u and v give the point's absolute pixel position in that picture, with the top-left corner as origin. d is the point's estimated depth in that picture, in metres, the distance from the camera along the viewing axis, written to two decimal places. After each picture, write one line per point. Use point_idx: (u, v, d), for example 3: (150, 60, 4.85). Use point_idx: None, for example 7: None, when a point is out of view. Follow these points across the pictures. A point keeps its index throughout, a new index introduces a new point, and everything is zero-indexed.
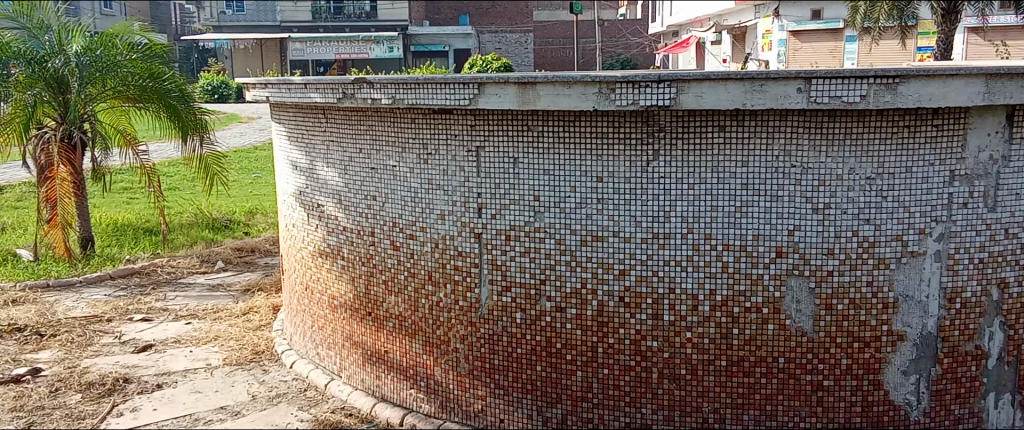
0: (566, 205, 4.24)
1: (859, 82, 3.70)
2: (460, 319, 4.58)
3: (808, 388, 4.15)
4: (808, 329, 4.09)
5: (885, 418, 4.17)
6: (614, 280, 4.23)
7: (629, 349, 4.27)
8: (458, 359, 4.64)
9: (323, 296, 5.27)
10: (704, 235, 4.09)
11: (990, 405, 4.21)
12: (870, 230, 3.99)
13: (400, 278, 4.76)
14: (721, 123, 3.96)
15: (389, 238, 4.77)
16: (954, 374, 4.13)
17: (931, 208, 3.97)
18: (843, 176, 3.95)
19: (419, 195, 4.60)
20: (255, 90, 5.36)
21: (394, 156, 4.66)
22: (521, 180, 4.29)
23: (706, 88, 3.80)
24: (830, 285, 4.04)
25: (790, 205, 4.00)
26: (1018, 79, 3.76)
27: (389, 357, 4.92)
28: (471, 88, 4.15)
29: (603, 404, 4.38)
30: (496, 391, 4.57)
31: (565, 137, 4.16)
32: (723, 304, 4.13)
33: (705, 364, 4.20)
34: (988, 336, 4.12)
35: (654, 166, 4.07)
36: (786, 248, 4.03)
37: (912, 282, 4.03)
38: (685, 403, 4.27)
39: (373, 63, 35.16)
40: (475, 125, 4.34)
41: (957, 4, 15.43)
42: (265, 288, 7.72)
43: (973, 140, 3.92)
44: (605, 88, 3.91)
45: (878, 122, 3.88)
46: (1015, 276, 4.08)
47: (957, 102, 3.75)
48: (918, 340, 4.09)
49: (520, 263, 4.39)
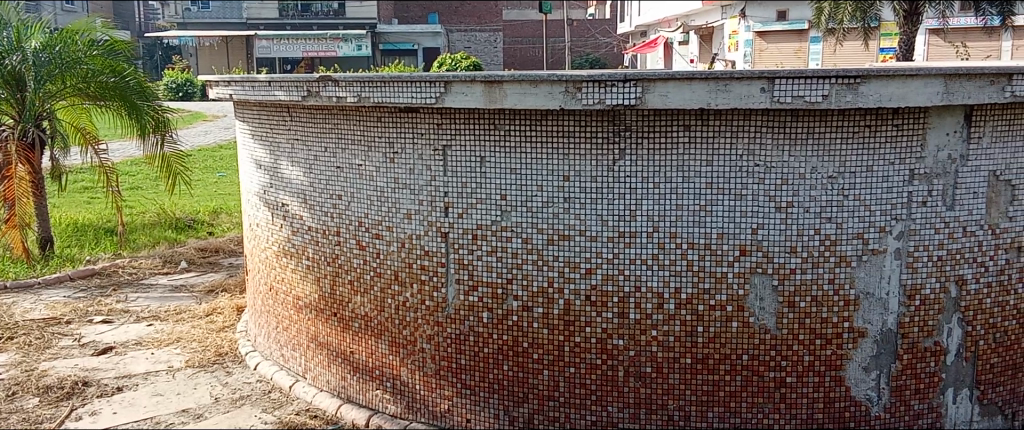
0: (533, 204, 4.23)
1: (820, 82, 3.75)
2: (427, 319, 4.56)
3: (771, 385, 4.19)
4: (771, 326, 4.13)
5: (846, 414, 4.22)
6: (581, 279, 4.23)
7: (596, 347, 4.28)
8: (424, 360, 4.61)
9: (288, 296, 5.21)
10: (669, 234, 4.10)
11: (949, 400, 4.28)
12: (831, 228, 4.04)
13: (366, 277, 4.72)
14: (687, 123, 3.98)
15: (354, 237, 4.72)
16: (913, 370, 4.20)
17: (892, 207, 4.03)
18: (805, 175, 3.99)
19: (385, 195, 4.56)
20: (218, 87, 5.29)
21: (360, 155, 4.61)
22: (488, 179, 4.28)
23: (671, 88, 3.82)
24: (792, 282, 4.08)
25: (753, 204, 4.03)
26: (975, 79, 3.82)
27: (355, 357, 4.88)
28: (437, 87, 4.12)
29: (569, 403, 4.37)
30: (462, 391, 4.55)
31: (532, 136, 4.15)
32: (688, 302, 4.15)
33: (670, 362, 4.22)
34: (947, 332, 4.19)
35: (620, 165, 4.08)
36: (750, 247, 4.07)
37: (873, 279, 4.09)
38: (650, 401, 4.27)
39: (341, 61, 34.88)
40: (441, 124, 4.31)
41: (919, 6, 15.73)
42: (229, 289, 7.62)
43: (933, 140, 3.98)
44: (571, 87, 3.91)
45: (839, 121, 3.93)
46: (972, 273, 4.15)
47: (916, 102, 3.80)
48: (878, 337, 4.15)
49: (486, 263, 4.37)
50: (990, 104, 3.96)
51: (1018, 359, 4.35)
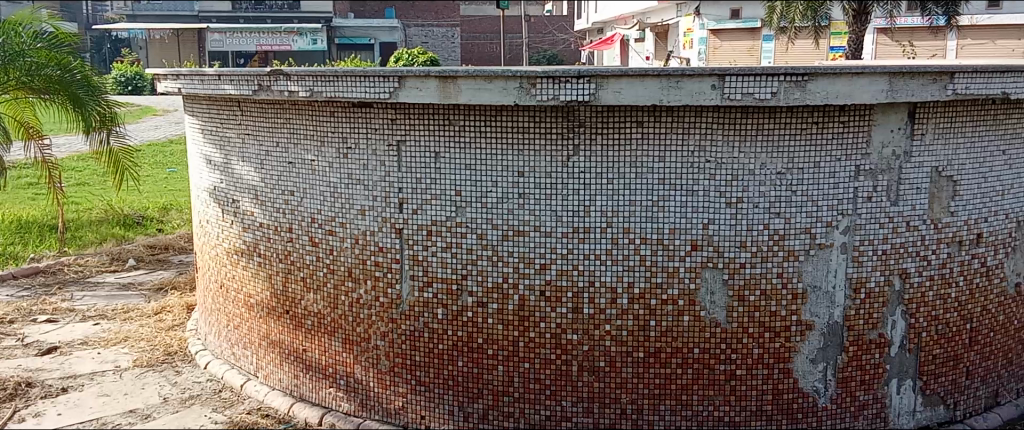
0: (487, 200, 4.23)
1: (770, 80, 3.81)
2: (381, 315, 4.52)
3: (722, 378, 4.25)
4: (721, 320, 4.19)
5: (795, 405, 4.30)
6: (535, 274, 4.24)
7: (550, 342, 4.29)
8: (378, 357, 4.58)
9: (239, 294, 5.13)
10: (623, 229, 4.14)
11: (893, 391, 4.38)
12: (780, 223, 4.11)
13: (318, 274, 4.67)
14: (640, 119, 4.01)
15: (307, 234, 4.67)
16: (859, 361, 4.29)
17: (838, 202, 4.11)
18: (755, 171, 4.06)
19: (338, 191, 4.51)
20: (166, 81, 5.18)
21: (312, 150, 4.55)
22: (443, 175, 4.26)
23: (624, 84, 3.84)
24: (742, 276, 4.14)
25: (705, 199, 4.09)
26: (919, 77, 3.91)
27: (307, 355, 4.82)
28: (391, 82, 4.08)
29: (524, 398, 4.38)
30: (417, 387, 4.52)
31: (486, 132, 4.14)
32: (641, 296, 4.18)
33: (624, 356, 4.25)
34: (891, 324, 4.29)
35: (574, 161, 4.10)
36: (701, 242, 4.12)
37: (820, 273, 4.17)
38: (604, 395, 4.31)
39: (296, 55, 34.38)
40: (396, 119, 4.28)
41: (867, 5, 16.05)
42: (179, 287, 7.47)
43: (877, 136, 4.08)
44: (525, 83, 3.91)
45: (787, 118, 4.00)
46: (915, 267, 4.26)
47: (862, 99, 3.89)
48: (825, 329, 4.23)
49: (441, 258, 4.36)
50: (933, 102, 4.06)
51: (960, 350, 4.46)
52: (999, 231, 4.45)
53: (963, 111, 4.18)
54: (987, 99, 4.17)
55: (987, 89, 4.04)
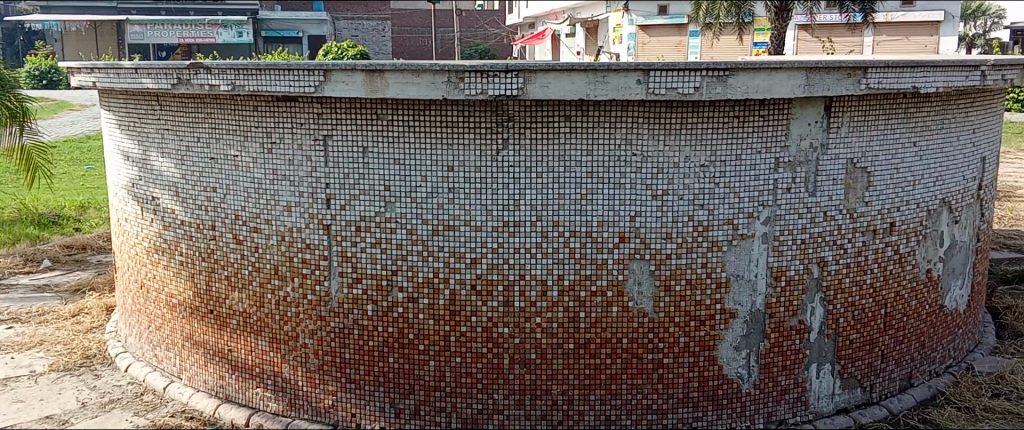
0: (417, 195, 4.20)
1: (692, 74, 3.89)
2: (309, 313, 4.45)
3: (650, 366, 4.32)
4: (649, 310, 4.26)
5: (719, 391, 4.40)
6: (466, 269, 4.24)
7: (481, 336, 4.29)
8: (307, 355, 4.50)
9: (160, 294, 4.98)
10: (553, 222, 4.17)
11: (813, 375, 4.53)
12: (703, 214, 4.21)
13: (243, 273, 4.57)
14: (568, 113, 4.05)
15: (231, 231, 4.56)
16: (780, 347, 4.43)
17: (759, 193, 4.23)
18: (679, 164, 4.14)
19: (263, 186, 4.42)
20: (79, 75, 4.98)
21: (235, 145, 4.45)
22: (371, 170, 4.21)
23: (552, 79, 3.86)
24: (668, 267, 4.23)
25: (631, 192, 4.15)
26: (834, 72, 4.05)
27: (233, 356, 4.72)
28: (316, 75, 4.00)
29: (455, 393, 4.37)
30: (347, 385, 4.47)
31: (414, 126, 4.12)
32: (571, 289, 4.23)
33: (554, 348, 4.29)
34: (810, 311, 4.44)
35: (503, 155, 4.11)
36: (629, 234, 4.19)
37: (742, 262, 4.29)
38: (535, 386, 4.33)
39: (221, 49, 33.55)
40: (322, 113, 4.20)
41: (789, 3, 16.57)
42: (98, 288, 7.21)
43: (796, 129, 4.21)
44: (453, 77, 3.90)
45: (709, 112, 4.09)
46: (832, 255, 4.41)
47: (780, 94, 4.01)
48: (747, 317, 4.36)
49: (370, 254, 4.31)
50: (848, 96, 4.21)
51: (875, 335, 4.64)
52: (911, 219, 4.64)
53: (877, 105, 4.34)
54: (899, 93, 4.33)
55: (899, 83, 4.19)
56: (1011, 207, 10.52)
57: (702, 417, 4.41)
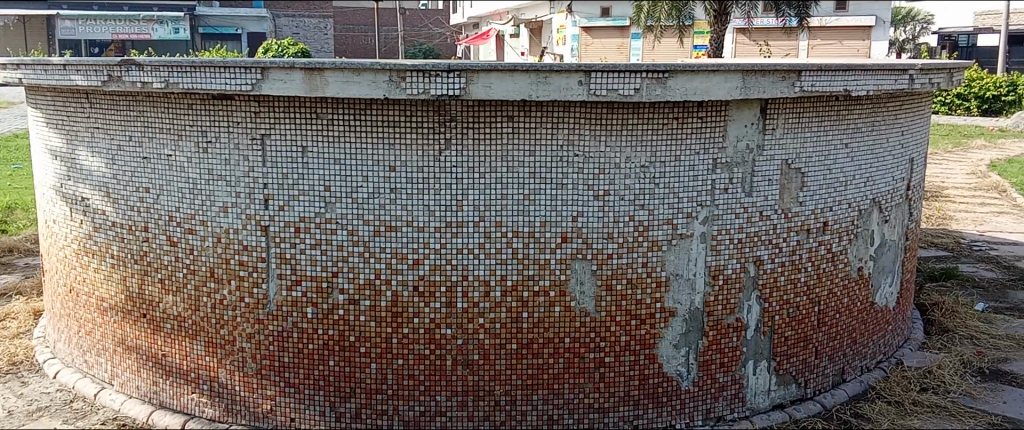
0: (358, 196, 4.15)
1: (633, 76, 3.93)
2: (246, 317, 4.37)
3: (591, 365, 4.36)
4: (591, 310, 4.30)
5: (659, 389, 4.46)
6: (408, 270, 4.20)
7: (424, 338, 4.27)
8: (244, 359, 4.42)
9: (90, 298, 4.83)
10: (495, 222, 4.17)
11: (750, 372, 4.63)
12: (644, 214, 4.26)
13: (178, 275, 4.46)
14: (510, 114, 4.05)
15: (165, 233, 4.44)
16: (718, 345, 4.52)
17: (697, 193, 4.31)
18: (620, 165, 4.19)
19: (198, 187, 4.31)
20: (4, 70, 4.79)
21: (169, 144, 4.33)
22: (310, 170, 4.14)
23: (494, 79, 3.86)
24: (609, 267, 4.27)
25: (573, 192, 4.18)
26: (769, 75, 4.13)
27: (167, 361, 4.60)
28: (253, 73, 3.93)
29: (397, 395, 4.33)
30: (286, 389, 4.39)
31: (355, 125, 4.06)
32: (514, 289, 4.24)
33: (497, 348, 4.29)
34: (747, 309, 4.54)
35: (446, 155, 4.09)
36: (571, 234, 4.22)
37: (681, 261, 4.36)
38: (478, 388, 4.32)
39: (156, 45, 32.74)
40: (259, 112, 4.12)
41: (727, 7, 17.02)
42: (25, 292, 6.94)
43: (732, 131, 4.30)
44: (395, 76, 3.86)
45: (649, 113, 4.15)
46: (768, 254, 4.51)
47: (717, 96, 4.08)
48: (687, 315, 4.43)
49: (310, 256, 4.24)
50: (782, 98, 4.31)
51: (809, 332, 4.76)
52: (843, 219, 4.78)
53: (810, 107, 4.45)
54: (831, 95, 4.45)
55: (831, 86, 4.30)
56: (938, 206, 10.94)
57: (642, 414, 4.46)
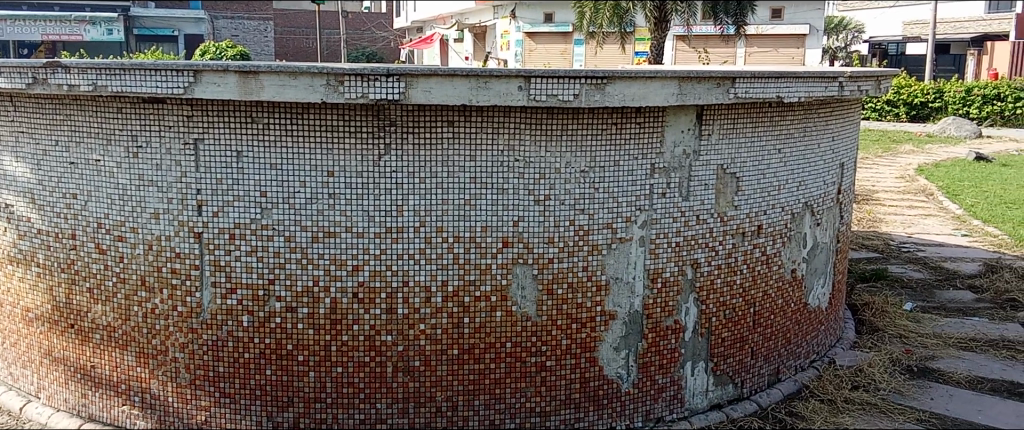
0: (296, 201, 4.08)
1: (571, 82, 3.96)
2: (179, 326, 4.26)
3: (533, 369, 4.37)
4: (532, 314, 4.32)
5: (600, 392, 4.50)
6: (347, 277, 4.15)
7: (363, 345, 4.21)
8: (177, 370, 4.31)
9: (15, 308, 4.65)
10: (436, 228, 4.15)
11: (688, 373, 4.70)
12: (584, 218, 4.30)
13: (107, 285, 4.33)
14: (450, 118, 4.04)
15: (93, 241, 4.31)
16: (657, 347, 4.57)
17: (636, 198, 4.37)
18: (560, 169, 4.21)
19: (128, 193, 4.19)
20: None
21: (98, 149, 4.20)
22: (245, 175, 4.06)
23: (434, 84, 3.84)
24: (550, 271, 4.30)
25: (514, 197, 4.19)
26: (704, 82, 4.21)
27: (97, 372, 4.46)
28: (185, 76, 3.83)
29: (336, 404, 4.27)
30: (221, 400, 4.30)
31: (292, 130, 4.00)
32: (455, 295, 4.22)
33: (438, 354, 4.27)
34: (684, 311, 4.60)
35: (386, 160, 4.05)
36: (512, 239, 4.23)
37: (620, 265, 4.40)
38: (419, 394, 4.29)
39: (89, 46, 31.86)
40: (192, 116, 4.03)
41: (667, 15, 17.53)
42: None
43: (670, 136, 4.37)
44: (332, 80, 3.81)
45: (589, 119, 4.18)
46: (705, 257, 4.59)
47: (654, 102, 4.14)
48: (626, 318, 4.48)
49: (245, 263, 4.15)
50: (717, 104, 4.39)
51: (745, 333, 4.86)
52: (777, 222, 4.90)
53: (744, 113, 4.54)
54: (765, 102, 4.55)
55: (764, 92, 4.40)
56: (869, 209, 11.32)
57: (583, 417, 4.50)
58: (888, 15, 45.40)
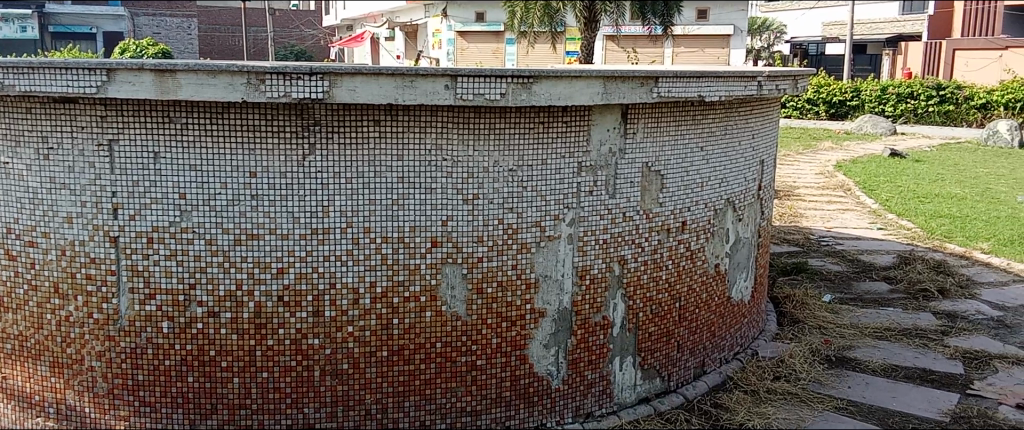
0: (217, 203, 3.98)
1: (498, 81, 3.97)
2: (95, 334, 4.12)
3: (463, 369, 4.38)
4: (462, 313, 4.32)
5: (531, 389, 4.53)
6: (272, 280, 4.07)
7: (289, 349, 4.15)
8: (94, 379, 4.17)
9: None
10: (364, 228, 4.10)
11: (616, 368, 4.77)
12: (512, 217, 4.32)
13: (18, 293, 4.18)
14: (376, 118, 4.00)
15: (2, 247, 4.15)
16: (586, 343, 4.63)
17: (563, 196, 4.41)
18: (488, 169, 4.22)
19: (39, 197, 4.04)
20: None
21: (6, 152, 4.04)
22: (163, 176, 3.95)
23: (359, 83, 3.80)
24: (480, 270, 4.31)
25: (442, 196, 4.19)
26: (628, 81, 4.27)
27: (9, 383, 4.32)
28: (98, 74, 3.70)
29: (262, 410, 4.19)
30: (141, 409, 4.18)
31: (212, 130, 3.90)
32: (384, 296, 4.19)
33: (367, 356, 4.23)
34: (612, 307, 4.67)
35: (310, 160, 3.99)
36: (441, 238, 4.22)
37: (549, 263, 4.44)
38: (348, 397, 4.24)
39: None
40: (106, 116, 3.89)
41: (595, 15, 17.82)
42: None
43: (596, 135, 4.42)
44: (253, 78, 3.73)
45: (516, 118, 4.20)
46: (631, 254, 4.67)
47: (580, 101, 4.18)
48: (556, 315, 4.52)
49: (164, 268, 4.04)
50: (641, 104, 4.46)
51: (671, 327, 4.95)
52: (700, 218, 5.01)
53: (667, 112, 4.64)
54: (687, 101, 4.65)
55: (686, 92, 4.49)
56: (791, 205, 11.70)
57: (514, 415, 4.52)
58: (809, 17, 46.91)
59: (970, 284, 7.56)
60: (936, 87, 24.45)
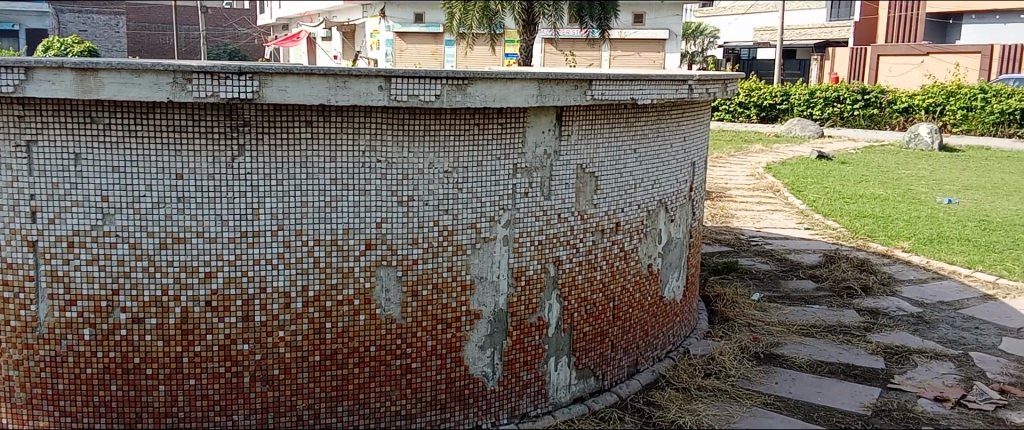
0: (141, 206, 3.88)
1: (432, 82, 3.97)
2: (13, 342, 3.99)
3: (398, 372, 4.35)
4: (396, 316, 4.30)
5: (466, 391, 4.54)
6: (199, 284, 3.98)
7: (218, 355, 4.06)
8: (12, 389, 4.04)
9: None
10: (295, 231, 4.05)
11: (552, 368, 4.81)
12: (448, 219, 4.32)
13: None
14: (308, 119, 3.94)
15: None
16: (521, 344, 4.65)
17: (499, 197, 4.43)
18: (423, 170, 4.22)
19: None
20: None
21: None
22: (84, 178, 3.83)
23: (289, 83, 3.75)
24: (415, 272, 4.29)
25: (376, 199, 4.16)
26: (562, 84, 4.31)
27: None
28: (15, 73, 3.57)
29: (189, 418, 4.10)
30: (61, 419, 4.05)
31: (137, 131, 3.80)
32: (316, 299, 4.14)
33: (298, 361, 4.17)
34: (548, 307, 4.71)
35: (239, 162, 3.91)
36: (375, 241, 4.19)
37: (484, 264, 4.45)
38: (278, 404, 4.18)
39: None
40: (24, 116, 3.76)
41: (533, 17, 17.93)
42: None
43: (531, 137, 4.45)
44: (180, 78, 3.65)
45: (451, 119, 4.20)
46: (566, 255, 4.72)
47: (514, 103, 4.20)
48: (491, 317, 4.53)
49: (85, 273, 3.91)
50: (576, 106, 4.51)
51: (605, 326, 5.02)
52: (633, 219, 5.09)
53: (602, 114, 4.70)
54: (621, 104, 4.72)
55: (619, 95, 4.55)
56: (723, 205, 11.97)
57: (449, 417, 4.52)
58: (741, 22, 48.03)
59: (892, 282, 7.85)
60: (861, 91, 25.28)
